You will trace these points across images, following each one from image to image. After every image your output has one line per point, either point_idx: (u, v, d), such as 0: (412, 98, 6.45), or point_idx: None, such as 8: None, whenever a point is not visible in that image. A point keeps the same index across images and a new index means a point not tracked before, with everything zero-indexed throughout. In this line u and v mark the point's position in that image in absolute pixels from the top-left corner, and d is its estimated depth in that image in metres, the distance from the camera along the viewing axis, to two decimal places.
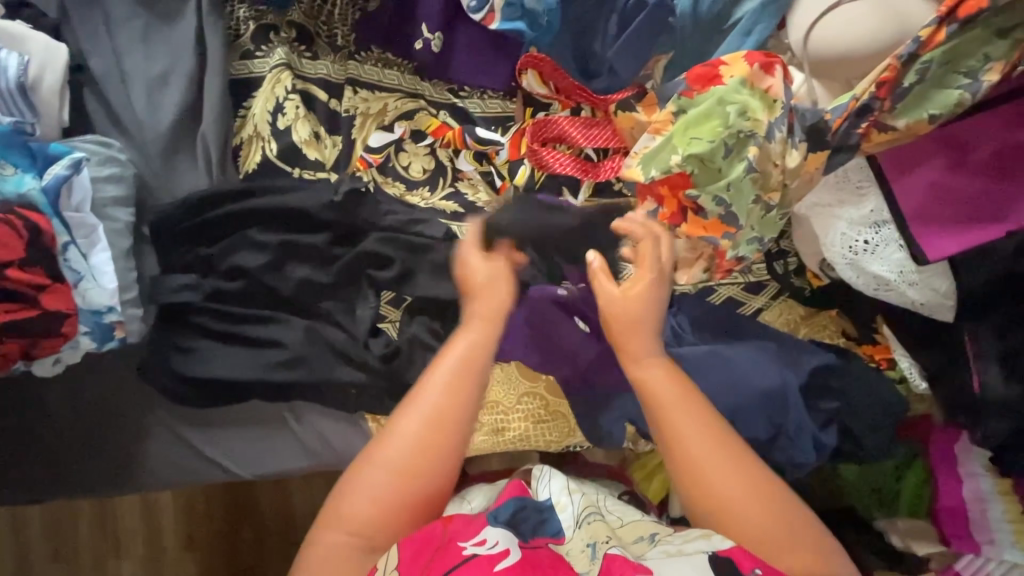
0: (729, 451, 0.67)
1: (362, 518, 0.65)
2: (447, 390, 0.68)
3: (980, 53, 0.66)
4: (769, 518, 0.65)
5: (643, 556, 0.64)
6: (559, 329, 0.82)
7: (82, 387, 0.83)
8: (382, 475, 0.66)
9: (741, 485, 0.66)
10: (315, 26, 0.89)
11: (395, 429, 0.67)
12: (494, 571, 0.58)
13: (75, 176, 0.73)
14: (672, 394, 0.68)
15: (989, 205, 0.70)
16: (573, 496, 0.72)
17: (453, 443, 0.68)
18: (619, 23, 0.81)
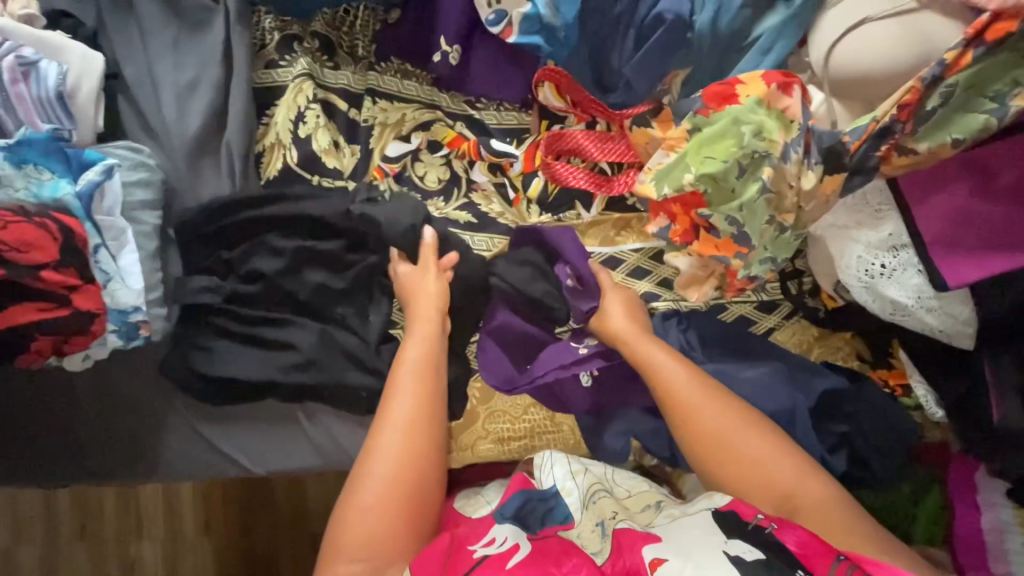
0: (715, 399, 0.73)
1: (364, 536, 0.68)
2: (416, 396, 0.75)
3: (1009, 76, 0.65)
4: (764, 451, 0.70)
5: (650, 525, 0.67)
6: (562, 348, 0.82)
7: (110, 380, 0.88)
8: (373, 489, 0.70)
9: (730, 429, 0.71)
10: (338, 36, 0.92)
11: (377, 443, 0.73)
12: (506, 568, 0.61)
13: (107, 182, 0.77)
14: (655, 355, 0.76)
15: (1015, 231, 0.67)
16: (577, 478, 0.70)
17: (432, 440, 0.74)
18: (635, 38, 0.80)
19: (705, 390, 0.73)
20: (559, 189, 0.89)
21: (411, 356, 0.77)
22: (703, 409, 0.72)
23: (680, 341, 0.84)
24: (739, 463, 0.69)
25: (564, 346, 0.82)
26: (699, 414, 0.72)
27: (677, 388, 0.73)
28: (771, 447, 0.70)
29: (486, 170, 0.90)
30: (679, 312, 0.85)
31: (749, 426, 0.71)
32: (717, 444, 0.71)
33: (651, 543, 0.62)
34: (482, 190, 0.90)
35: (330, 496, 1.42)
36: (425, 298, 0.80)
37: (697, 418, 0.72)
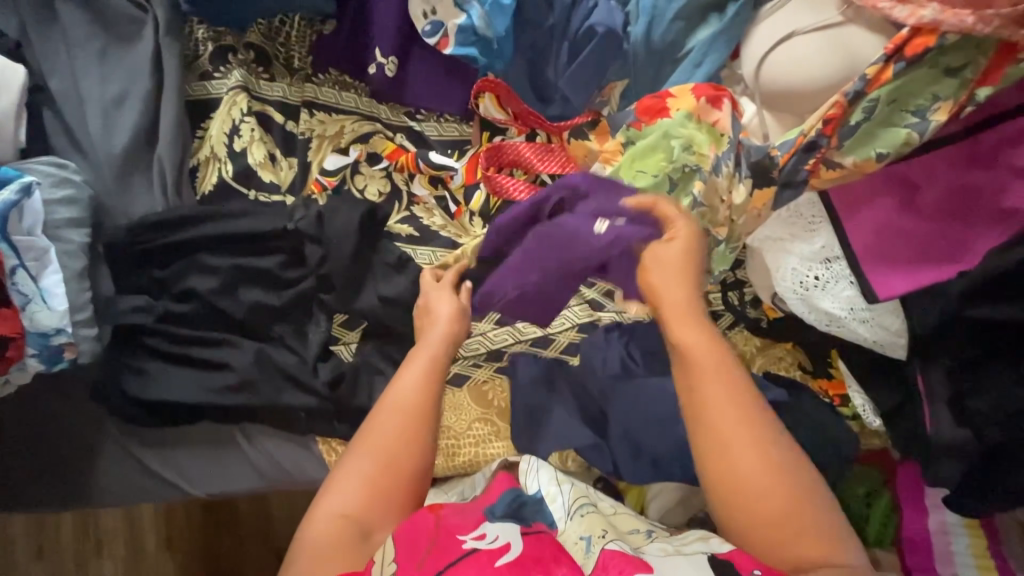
0: (752, 435, 0.62)
1: (347, 507, 0.66)
2: (418, 387, 0.72)
3: (927, 92, 0.66)
4: (784, 507, 0.60)
5: (639, 550, 0.62)
6: (580, 235, 0.72)
7: (40, 405, 0.85)
8: (365, 463, 0.68)
9: (757, 471, 0.61)
10: (273, 47, 0.90)
11: (375, 422, 0.70)
12: (493, 566, 0.56)
13: (25, 200, 0.74)
14: (706, 356, 0.65)
15: (941, 245, 0.68)
16: (562, 486, 0.70)
17: (429, 434, 0.71)
18: (570, 49, 0.81)
19: (745, 419, 0.62)
20: (501, 203, 0.86)
21: (421, 353, 0.75)
22: (734, 443, 0.62)
23: (621, 354, 0.83)
24: (750, 511, 0.60)
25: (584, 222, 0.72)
26: (727, 447, 0.62)
27: (717, 406, 0.63)
28: (792, 510, 0.60)
29: (427, 183, 0.88)
30: (621, 325, 0.85)
31: (774, 478, 0.61)
32: (729, 483, 0.61)
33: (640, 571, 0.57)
34: (423, 204, 0.88)
35: (294, 510, 1.40)
36: (440, 321, 0.76)
37: (727, 449, 0.62)
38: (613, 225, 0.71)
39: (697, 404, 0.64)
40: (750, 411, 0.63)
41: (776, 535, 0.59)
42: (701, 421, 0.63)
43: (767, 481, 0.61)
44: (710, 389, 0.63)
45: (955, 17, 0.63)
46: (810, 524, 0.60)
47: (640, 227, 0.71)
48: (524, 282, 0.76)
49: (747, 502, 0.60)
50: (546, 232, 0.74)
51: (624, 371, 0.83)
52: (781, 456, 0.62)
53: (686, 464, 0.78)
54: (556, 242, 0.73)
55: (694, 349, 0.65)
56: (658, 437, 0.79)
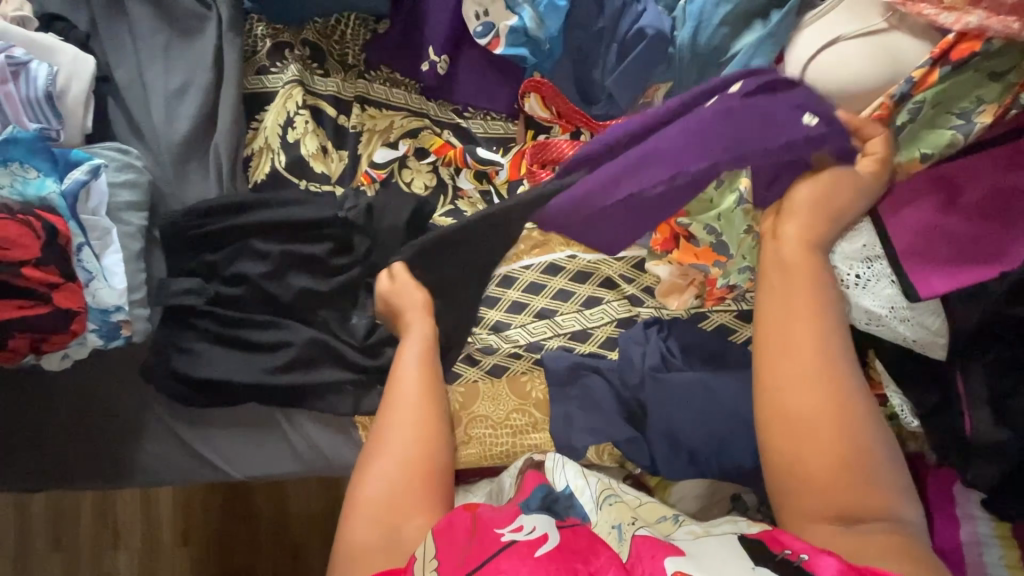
0: (826, 376, 0.60)
1: (378, 506, 0.67)
2: (422, 373, 0.75)
3: (972, 95, 0.70)
4: (839, 446, 0.58)
5: (669, 536, 0.63)
6: (773, 125, 0.65)
7: (89, 382, 0.87)
8: (389, 461, 0.69)
9: (826, 414, 0.59)
10: (329, 44, 0.94)
11: (389, 418, 0.72)
12: (534, 556, 0.54)
13: (93, 181, 0.77)
14: (790, 290, 0.63)
15: (985, 244, 0.69)
16: (589, 479, 0.72)
17: (443, 423, 0.73)
18: (618, 51, 0.84)
19: (823, 357, 0.60)
20: None
21: (415, 339, 0.77)
22: (807, 379, 0.60)
23: (660, 348, 0.85)
24: (807, 454, 0.59)
25: (778, 112, 0.66)
26: (794, 384, 0.60)
27: (795, 342, 0.61)
28: (852, 461, 0.59)
29: (473, 177, 0.91)
30: (661, 321, 0.87)
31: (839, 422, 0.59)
32: (793, 423, 0.60)
33: (673, 554, 0.56)
34: (467, 197, 0.91)
35: (313, 506, 1.41)
36: (419, 308, 0.78)
37: (800, 385, 0.60)
38: (823, 121, 0.65)
39: (772, 335, 0.62)
40: (829, 350, 0.61)
41: (825, 475, 0.58)
42: (781, 353, 0.61)
43: (834, 426, 0.59)
44: (788, 321, 0.62)
45: (1000, 23, 0.65)
46: (858, 468, 0.59)
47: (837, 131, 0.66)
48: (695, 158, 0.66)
49: (807, 445, 0.59)
50: (740, 110, 0.66)
51: (662, 364, 0.84)
52: (854, 398, 0.60)
53: (723, 458, 0.80)
54: (743, 127, 0.65)
55: (779, 284, 0.64)
56: (697, 429, 0.80)
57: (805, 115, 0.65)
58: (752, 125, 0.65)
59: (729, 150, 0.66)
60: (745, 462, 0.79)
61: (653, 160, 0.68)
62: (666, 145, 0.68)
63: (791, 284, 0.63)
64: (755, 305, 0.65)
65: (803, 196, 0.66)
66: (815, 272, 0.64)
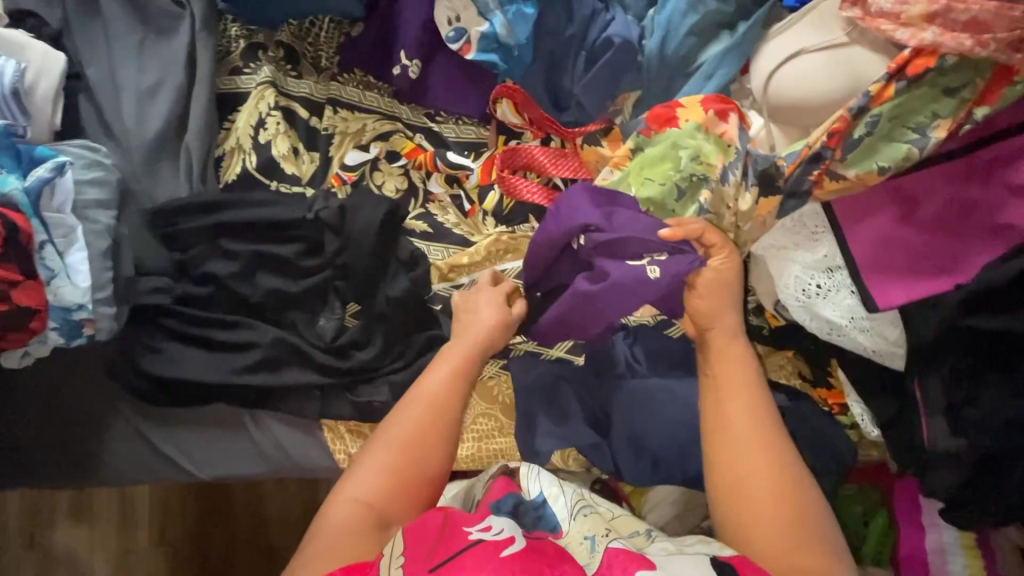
0: (764, 451, 0.67)
1: (360, 503, 0.67)
2: (449, 382, 0.74)
3: (928, 109, 0.70)
4: (784, 500, 0.64)
5: (642, 550, 0.63)
6: (625, 276, 0.72)
7: (54, 380, 0.87)
8: (383, 457, 0.70)
9: (770, 485, 0.65)
10: (302, 47, 0.94)
11: (399, 413, 0.73)
12: (500, 556, 0.54)
13: (58, 179, 0.76)
14: (728, 372, 0.71)
15: (940, 257, 0.71)
16: (564, 486, 0.70)
17: (450, 427, 0.73)
18: (587, 59, 0.85)
19: (760, 434, 0.68)
20: (515, 204, 0.90)
21: (455, 350, 0.77)
22: (746, 455, 0.67)
23: (626, 355, 0.85)
24: (758, 509, 0.64)
25: (629, 268, 0.72)
26: (739, 460, 0.67)
27: (734, 420, 0.69)
28: (798, 532, 0.63)
29: (443, 182, 0.92)
30: (627, 327, 0.87)
31: (777, 495, 0.65)
32: (744, 475, 0.66)
33: (643, 565, 0.56)
34: (438, 202, 0.91)
35: (291, 506, 1.40)
36: (484, 311, 0.79)
37: (742, 455, 0.67)
38: (661, 269, 0.72)
39: (720, 401, 0.70)
40: (767, 410, 0.70)
41: (775, 529, 0.63)
42: (740, 403, 0.69)
43: (780, 477, 0.65)
44: (741, 378, 0.71)
45: (954, 39, 0.66)
46: (805, 522, 0.64)
47: (685, 253, 0.73)
48: (581, 316, 0.75)
49: (755, 514, 0.64)
50: (595, 296, 0.73)
51: (627, 370, 0.85)
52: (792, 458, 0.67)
53: (685, 464, 0.80)
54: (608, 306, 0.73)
55: (723, 353, 0.73)
56: (660, 436, 0.80)
57: (644, 268, 0.72)
58: (617, 302, 0.72)
59: (604, 312, 0.74)
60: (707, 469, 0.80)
61: (570, 320, 0.75)
62: (572, 314, 0.75)
63: (736, 353, 0.72)
64: (718, 359, 0.72)
65: (707, 301, 0.73)
66: (747, 359, 0.72)
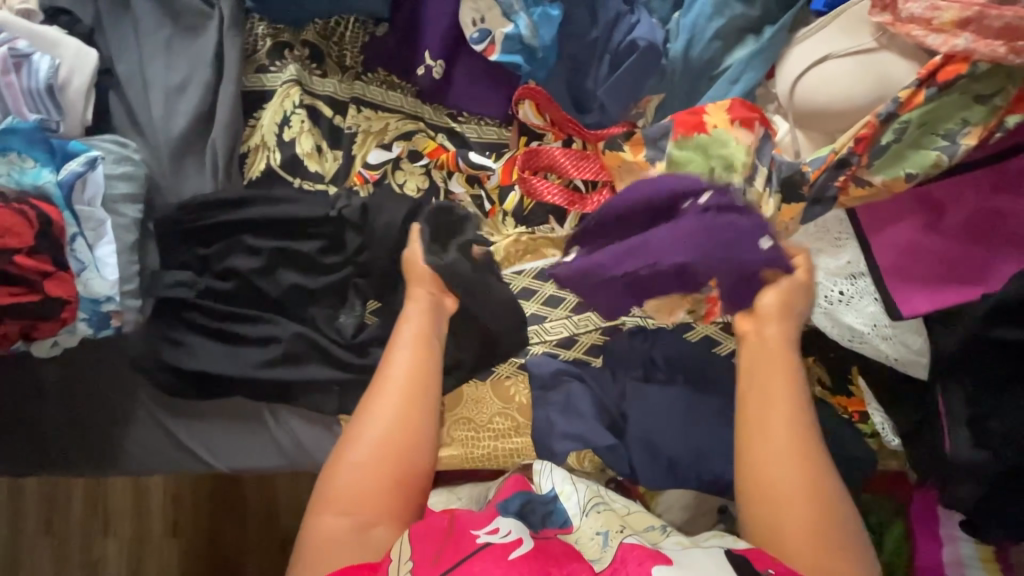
0: (795, 460, 0.67)
1: (350, 500, 0.69)
2: (412, 367, 0.76)
3: (957, 117, 0.70)
4: (814, 504, 0.65)
5: (659, 544, 0.64)
6: (738, 240, 0.70)
7: (78, 370, 0.89)
8: (363, 453, 0.71)
9: (801, 486, 0.65)
10: (327, 46, 0.95)
11: (371, 406, 0.74)
12: (507, 559, 0.54)
13: (90, 173, 0.78)
14: (767, 377, 0.71)
15: (966, 266, 0.71)
16: (577, 485, 0.71)
17: (422, 414, 0.74)
18: (610, 63, 0.85)
19: (797, 438, 0.68)
20: (535, 204, 0.91)
21: (407, 332, 0.78)
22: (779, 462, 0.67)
23: (645, 358, 0.85)
24: (786, 514, 0.65)
25: (749, 230, 0.70)
26: (768, 467, 0.67)
27: (776, 423, 0.68)
28: (822, 540, 0.64)
29: (464, 181, 0.92)
30: (644, 330, 0.87)
31: (810, 499, 0.65)
32: (774, 480, 0.66)
33: (661, 562, 0.56)
34: (458, 201, 0.92)
35: (301, 501, 1.42)
36: (426, 277, 0.81)
37: (773, 459, 0.67)
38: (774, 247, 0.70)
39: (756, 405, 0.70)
40: (802, 415, 0.69)
41: (802, 532, 0.64)
42: (772, 407, 0.69)
43: (812, 482, 0.66)
44: (774, 383, 0.70)
45: (987, 47, 0.66)
46: (834, 526, 0.64)
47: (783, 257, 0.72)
48: (670, 256, 0.70)
49: (781, 521, 0.65)
50: (700, 232, 0.70)
51: (645, 373, 0.85)
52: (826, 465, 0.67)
53: (701, 468, 0.80)
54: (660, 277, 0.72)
55: (763, 356, 0.72)
56: (677, 440, 0.80)
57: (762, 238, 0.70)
58: (722, 247, 0.70)
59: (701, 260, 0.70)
60: (724, 474, 0.80)
61: (644, 256, 0.72)
62: (652, 247, 0.71)
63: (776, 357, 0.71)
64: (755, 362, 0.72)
65: (769, 306, 0.72)
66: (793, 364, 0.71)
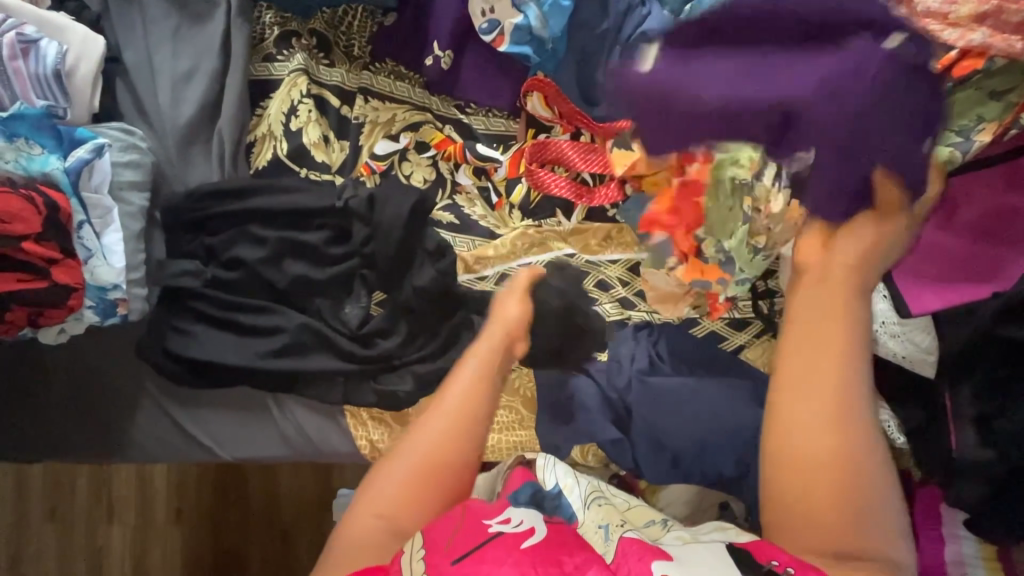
0: (835, 424, 0.58)
1: (386, 510, 0.65)
2: (473, 387, 0.70)
3: (972, 113, 0.69)
4: (843, 485, 0.57)
5: (658, 540, 0.63)
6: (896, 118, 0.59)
7: (85, 358, 0.89)
8: (405, 465, 0.66)
9: (832, 462, 0.57)
10: (335, 35, 0.94)
11: (425, 419, 0.68)
12: (519, 547, 0.54)
13: (97, 160, 0.78)
14: (824, 324, 0.60)
15: (976, 264, 0.70)
16: (579, 479, 0.71)
17: (475, 436, 0.68)
18: (619, 54, 0.83)
19: (835, 409, 0.58)
20: (542, 197, 0.91)
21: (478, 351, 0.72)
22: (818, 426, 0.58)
23: (649, 352, 0.85)
24: (812, 494, 0.57)
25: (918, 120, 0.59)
26: (802, 430, 0.58)
27: (818, 391, 0.58)
28: (848, 511, 0.57)
29: (472, 173, 0.92)
30: (651, 325, 0.87)
31: (838, 478, 0.57)
32: (804, 456, 0.58)
33: (661, 558, 0.56)
34: (465, 193, 0.92)
35: (303, 492, 1.43)
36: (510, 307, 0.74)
37: (806, 431, 0.58)
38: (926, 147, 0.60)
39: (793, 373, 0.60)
40: (849, 386, 0.59)
41: (824, 512, 0.57)
42: (812, 374, 0.59)
43: (846, 461, 0.57)
44: (823, 348, 0.59)
45: (1004, 41, 0.65)
46: (864, 509, 0.57)
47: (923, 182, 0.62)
48: (819, 85, 0.60)
49: (809, 489, 0.57)
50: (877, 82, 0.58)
51: (650, 368, 0.85)
52: (869, 442, 0.58)
53: (705, 464, 0.80)
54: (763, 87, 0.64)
55: (813, 318, 0.61)
56: (682, 436, 0.80)
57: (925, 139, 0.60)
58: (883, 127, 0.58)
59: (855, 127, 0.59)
60: (727, 470, 0.80)
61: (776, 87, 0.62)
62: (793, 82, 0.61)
63: (828, 319, 0.60)
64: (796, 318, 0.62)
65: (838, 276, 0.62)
66: (851, 308, 0.61)
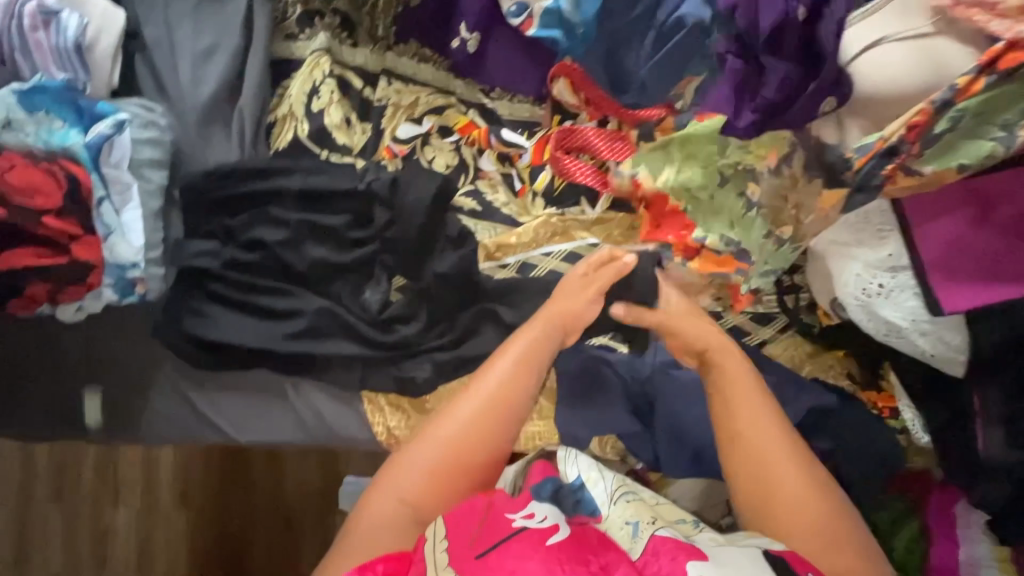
0: (777, 451, 0.68)
1: (408, 493, 0.67)
2: (506, 378, 0.72)
3: (1018, 107, 0.65)
4: (809, 504, 0.66)
5: (690, 537, 0.62)
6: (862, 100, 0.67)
7: (100, 336, 0.88)
8: (432, 452, 0.68)
9: (792, 488, 0.66)
10: (358, 15, 0.91)
11: (453, 409, 0.70)
12: (545, 545, 0.54)
13: (117, 136, 0.76)
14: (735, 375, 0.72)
15: (1012, 264, 0.68)
16: (605, 473, 0.69)
17: (504, 430, 0.70)
18: (654, 40, 0.86)
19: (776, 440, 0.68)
20: (566, 185, 0.88)
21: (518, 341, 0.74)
22: (763, 464, 0.67)
23: None
24: (785, 516, 0.65)
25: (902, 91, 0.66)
26: (755, 462, 0.68)
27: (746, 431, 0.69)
28: (823, 525, 0.65)
29: (495, 159, 0.90)
30: None
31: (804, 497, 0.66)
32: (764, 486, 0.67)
33: (695, 558, 0.56)
34: (488, 179, 0.90)
35: (308, 479, 1.42)
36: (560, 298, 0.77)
37: (761, 463, 0.67)
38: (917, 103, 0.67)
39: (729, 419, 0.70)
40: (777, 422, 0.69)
41: (799, 530, 0.65)
42: (746, 415, 0.70)
43: (801, 482, 0.66)
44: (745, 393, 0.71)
45: None
46: (830, 521, 0.65)
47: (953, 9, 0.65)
48: None
49: (779, 515, 0.66)
50: None
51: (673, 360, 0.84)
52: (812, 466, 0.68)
53: None
54: None
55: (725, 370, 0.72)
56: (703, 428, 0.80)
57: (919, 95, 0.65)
58: None
59: None
60: None
61: None
62: None
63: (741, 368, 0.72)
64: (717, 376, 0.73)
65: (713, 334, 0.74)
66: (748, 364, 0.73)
